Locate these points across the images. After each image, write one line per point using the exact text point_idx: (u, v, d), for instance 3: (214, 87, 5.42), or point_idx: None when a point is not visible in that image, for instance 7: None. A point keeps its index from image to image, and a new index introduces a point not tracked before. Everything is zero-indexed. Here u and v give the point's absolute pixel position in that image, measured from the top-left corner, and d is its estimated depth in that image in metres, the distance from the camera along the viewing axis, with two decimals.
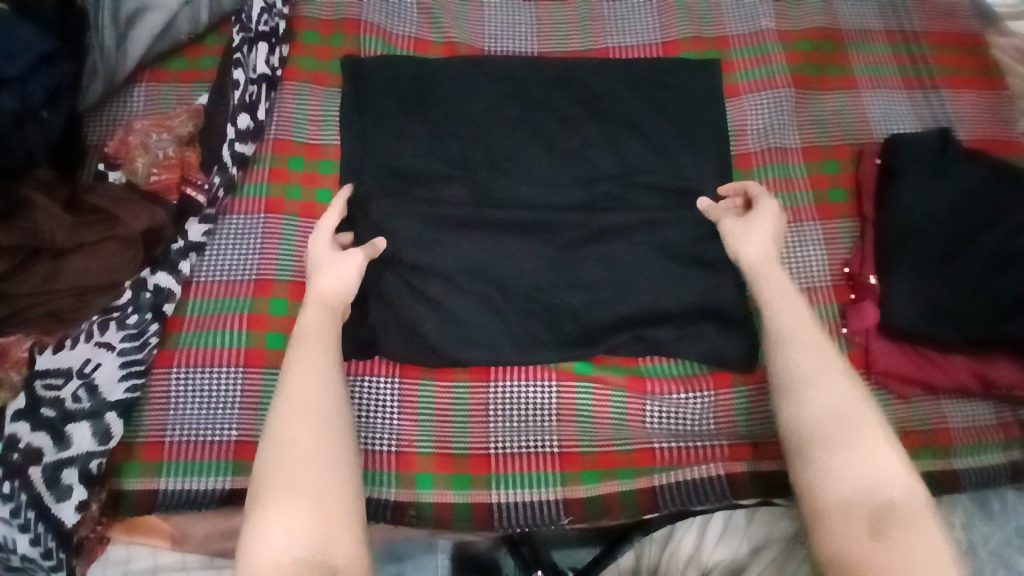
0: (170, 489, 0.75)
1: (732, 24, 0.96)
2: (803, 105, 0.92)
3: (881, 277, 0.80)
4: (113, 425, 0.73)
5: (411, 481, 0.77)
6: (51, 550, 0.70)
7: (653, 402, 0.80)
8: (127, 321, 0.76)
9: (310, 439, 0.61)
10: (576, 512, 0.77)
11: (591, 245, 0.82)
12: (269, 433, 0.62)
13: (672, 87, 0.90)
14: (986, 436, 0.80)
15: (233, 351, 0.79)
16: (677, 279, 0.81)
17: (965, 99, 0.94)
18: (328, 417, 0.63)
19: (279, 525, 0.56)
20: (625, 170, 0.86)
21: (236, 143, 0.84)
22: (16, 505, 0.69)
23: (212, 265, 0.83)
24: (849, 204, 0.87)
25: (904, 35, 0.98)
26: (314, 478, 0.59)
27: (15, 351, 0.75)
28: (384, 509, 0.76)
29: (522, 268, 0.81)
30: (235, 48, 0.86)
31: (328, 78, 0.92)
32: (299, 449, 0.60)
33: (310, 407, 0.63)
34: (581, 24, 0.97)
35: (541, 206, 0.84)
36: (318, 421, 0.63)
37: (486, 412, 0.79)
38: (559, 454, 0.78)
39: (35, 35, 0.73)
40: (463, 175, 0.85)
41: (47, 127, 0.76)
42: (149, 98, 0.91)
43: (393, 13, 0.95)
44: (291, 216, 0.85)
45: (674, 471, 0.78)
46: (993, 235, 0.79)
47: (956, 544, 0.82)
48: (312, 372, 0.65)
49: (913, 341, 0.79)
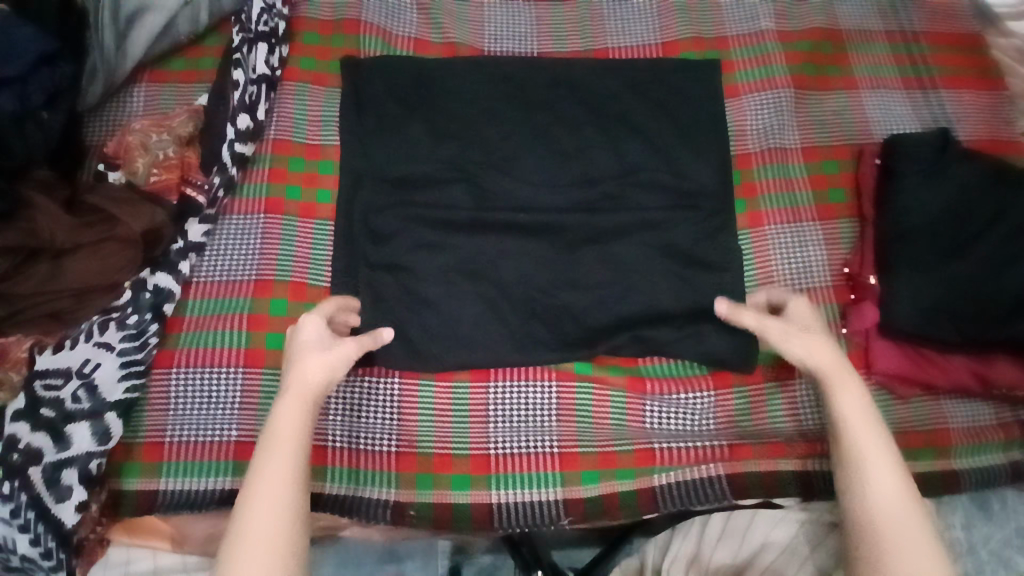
0: (170, 489, 0.75)
1: (732, 24, 0.96)
2: (803, 105, 0.92)
3: (881, 277, 0.80)
4: (113, 425, 0.73)
5: (411, 481, 0.77)
6: (51, 550, 0.70)
7: (653, 402, 0.80)
8: (127, 321, 0.76)
9: (264, 522, 0.56)
10: (576, 512, 0.77)
11: (590, 246, 0.83)
12: (235, 514, 0.57)
13: (672, 86, 0.90)
14: (986, 436, 0.80)
15: (232, 351, 0.79)
16: (676, 280, 0.82)
17: (965, 99, 0.94)
18: (287, 494, 0.58)
19: None
20: (625, 170, 0.86)
21: (236, 143, 0.84)
22: (16, 505, 0.69)
23: (212, 265, 0.83)
24: (848, 204, 0.88)
25: (904, 35, 0.98)
26: (275, 534, 0.55)
27: (15, 352, 0.75)
28: (384, 509, 0.76)
29: (521, 270, 0.81)
30: (235, 48, 0.86)
31: (328, 78, 0.92)
32: (256, 536, 0.55)
33: (271, 485, 0.57)
34: (581, 24, 0.97)
35: (541, 207, 0.84)
36: (279, 501, 0.57)
37: (486, 412, 0.79)
38: (558, 454, 0.78)
39: (35, 35, 0.74)
40: (463, 174, 0.85)
41: (47, 127, 0.76)
42: (149, 98, 0.91)
43: (393, 13, 0.95)
44: (291, 216, 0.85)
45: (674, 471, 0.78)
46: (994, 236, 0.79)
47: (955, 544, 0.82)
48: (278, 444, 0.59)
49: (914, 342, 0.79)
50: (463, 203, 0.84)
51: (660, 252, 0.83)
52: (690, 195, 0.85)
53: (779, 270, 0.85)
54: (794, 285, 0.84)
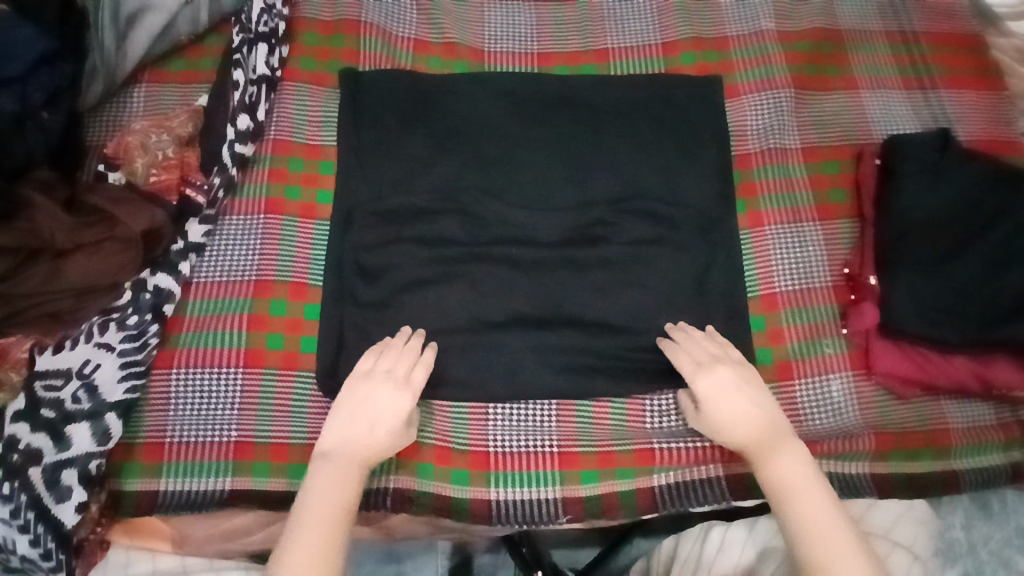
0: (170, 490, 0.75)
1: (732, 24, 0.96)
2: (803, 105, 0.92)
3: (881, 277, 0.80)
4: (113, 425, 0.73)
5: (411, 468, 0.77)
6: (51, 550, 0.70)
7: (653, 402, 0.80)
8: (127, 322, 0.76)
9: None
10: (574, 511, 0.76)
11: (588, 246, 0.83)
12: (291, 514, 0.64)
13: (671, 88, 0.90)
14: (986, 436, 0.80)
15: (232, 351, 0.79)
16: (678, 281, 0.82)
17: (965, 99, 0.94)
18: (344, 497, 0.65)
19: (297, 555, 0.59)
20: (625, 170, 0.86)
21: (237, 143, 0.84)
22: (16, 505, 0.69)
23: (212, 265, 0.83)
24: (848, 204, 0.88)
25: (904, 36, 0.98)
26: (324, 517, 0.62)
27: (15, 352, 0.75)
28: (384, 498, 0.75)
29: (521, 270, 0.81)
30: (235, 48, 0.87)
31: (328, 79, 0.92)
32: (306, 542, 0.60)
33: (309, 551, 0.60)
34: (582, 24, 0.97)
35: (541, 208, 0.84)
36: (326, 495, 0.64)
37: (487, 410, 0.79)
38: (558, 454, 0.78)
39: (35, 35, 0.73)
40: (463, 175, 0.85)
41: (47, 127, 0.76)
42: (149, 98, 0.91)
43: (393, 14, 0.95)
44: (291, 216, 0.85)
45: (674, 471, 0.78)
46: (993, 235, 0.79)
47: (954, 544, 0.83)
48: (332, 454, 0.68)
49: (914, 343, 0.78)
50: (464, 203, 0.84)
51: (661, 251, 0.83)
52: (689, 196, 0.85)
53: (779, 270, 0.85)
54: (793, 285, 0.84)
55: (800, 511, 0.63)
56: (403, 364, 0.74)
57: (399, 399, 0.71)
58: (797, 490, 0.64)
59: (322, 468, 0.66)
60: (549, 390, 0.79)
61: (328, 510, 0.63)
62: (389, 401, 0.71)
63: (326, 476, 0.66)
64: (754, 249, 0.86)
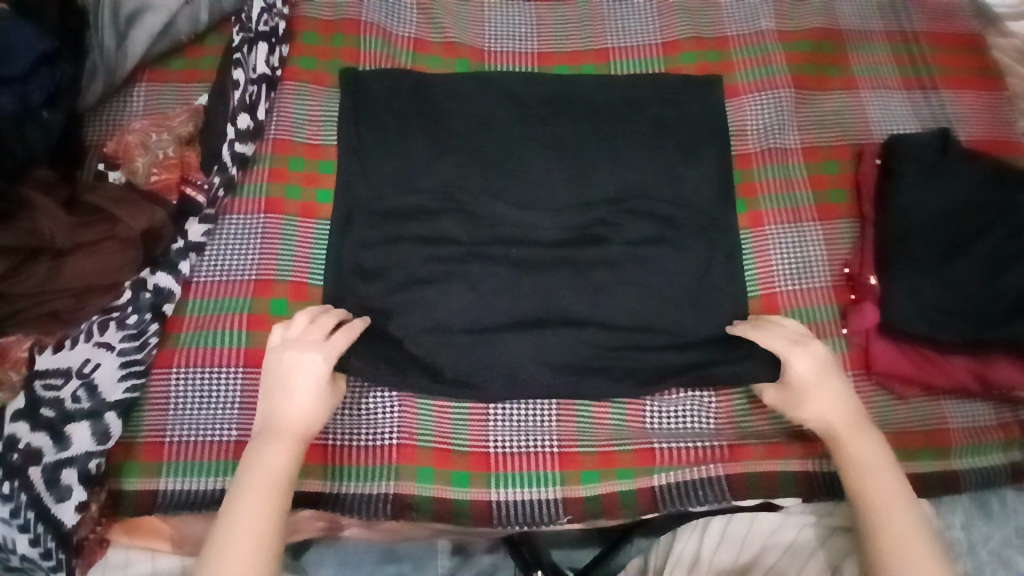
0: (170, 490, 0.75)
1: (732, 24, 0.96)
2: (804, 105, 0.92)
3: (881, 277, 0.80)
4: (112, 425, 0.73)
5: (411, 473, 0.77)
6: (50, 550, 0.70)
7: (653, 402, 0.80)
8: (127, 321, 0.76)
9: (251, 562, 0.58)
10: (575, 511, 0.76)
11: (587, 244, 0.83)
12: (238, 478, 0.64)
13: (670, 87, 0.90)
14: (986, 436, 0.80)
15: (233, 351, 0.79)
16: (678, 280, 0.82)
17: (964, 99, 0.94)
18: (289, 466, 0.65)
19: (241, 522, 0.60)
20: (625, 169, 0.86)
21: (237, 143, 0.84)
22: (16, 505, 0.69)
23: (212, 265, 0.83)
24: (849, 204, 0.88)
25: (904, 35, 0.98)
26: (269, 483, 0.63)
27: (15, 351, 0.74)
28: (384, 504, 0.75)
29: (521, 269, 0.81)
30: (235, 48, 0.87)
31: (328, 78, 0.92)
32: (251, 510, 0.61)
33: (258, 516, 0.61)
34: (582, 24, 0.97)
35: (540, 207, 0.84)
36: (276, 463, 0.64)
37: (486, 410, 0.79)
38: (558, 454, 0.78)
39: (35, 34, 0.73)
40: (463, 174, 0.85)
41: (47, 127, 0.76)
42: (149, 98, 0.91)
43: (393, 13, 0.96)
44: (291, 215, 0.85)
45: (674, 471, 0.77)
46: (994, 236, 0.79)
47: (955, 544, 0.82)
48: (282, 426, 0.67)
49: (913, 342, 0.78)
50: (464, 202, 0.84)
51: (659, 250, 0.83)
52: (689, 196, 0.85)
53: (779, 270, 0.85)
54: (794, 285, 0.84)
55: (874, 490, 0.66)
56: (317, 328, 0.73)
57: (325, 368, 0.70)
58: (867, 469, 0.67)
59: (266, 436, 0.66)
60: (549, 389, 0.79)
61: (266, 484, 0.63)
62: (305, 363, 0.70)
63: (265, 448, 0.65)
64: (753, 248, 0.86)
